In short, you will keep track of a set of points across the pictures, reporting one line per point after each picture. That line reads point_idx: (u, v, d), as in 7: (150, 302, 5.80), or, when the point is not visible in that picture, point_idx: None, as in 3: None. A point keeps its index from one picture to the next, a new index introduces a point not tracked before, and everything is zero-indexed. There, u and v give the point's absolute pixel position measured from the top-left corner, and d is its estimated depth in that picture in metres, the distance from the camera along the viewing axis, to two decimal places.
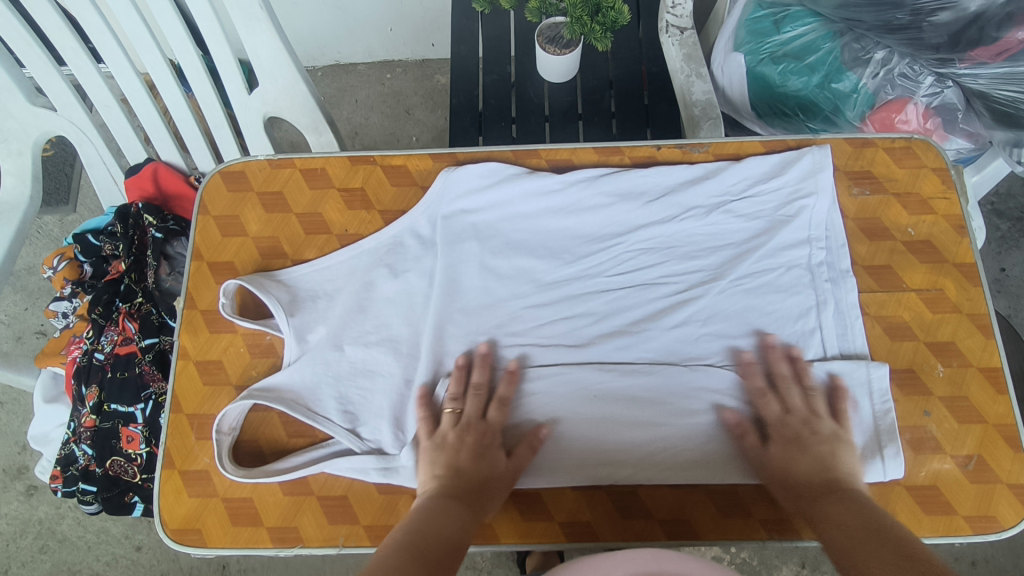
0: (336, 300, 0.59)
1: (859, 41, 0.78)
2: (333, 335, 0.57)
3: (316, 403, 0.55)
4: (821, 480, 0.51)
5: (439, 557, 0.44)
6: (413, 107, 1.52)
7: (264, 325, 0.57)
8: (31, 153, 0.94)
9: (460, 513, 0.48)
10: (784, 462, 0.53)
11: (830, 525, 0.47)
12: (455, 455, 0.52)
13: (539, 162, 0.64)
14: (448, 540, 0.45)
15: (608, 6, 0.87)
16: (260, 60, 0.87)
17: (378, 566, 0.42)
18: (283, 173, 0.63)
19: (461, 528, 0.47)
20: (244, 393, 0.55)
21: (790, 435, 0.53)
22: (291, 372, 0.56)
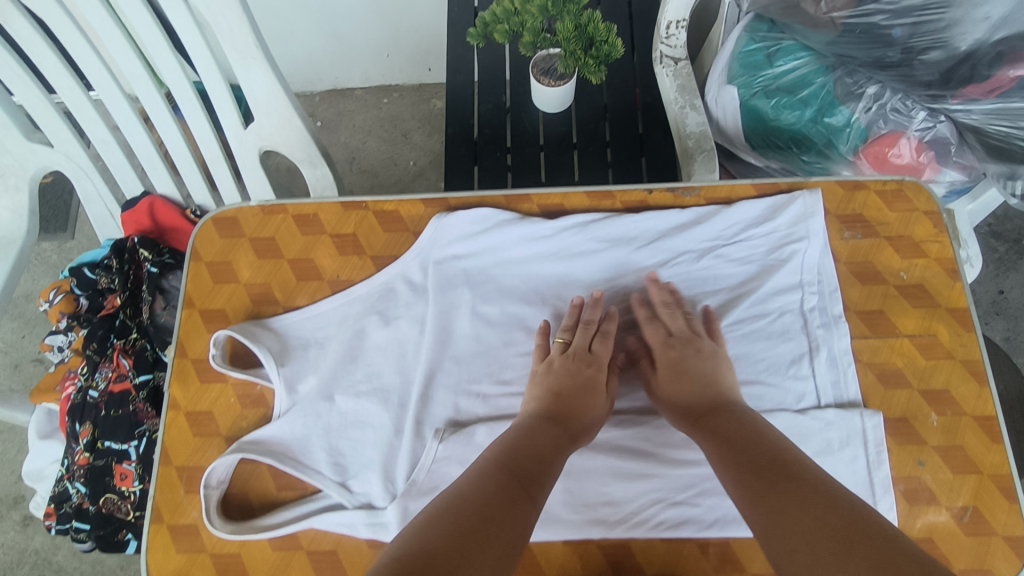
0: (325, 349, 0.60)
1: (851, 75, 0.78)
2: (323, 386, 0.58)
3: (306, 455, 0.56)
4: (707, 400, 0.55)
5: (536, 478, 0.47)
6: (409, 131, 1.53)
7: (253, 375, 0.58)
8: (27, 189, 0.94)
9: (558, 437, 0.51)
10: (670, 386, 0.57)
11: (714, 440, 0.51)
12: (558, 380, 0.56)
13: (529, 208, 0.64)
14: (542, 462, 0.49)
15: (602, 39, 0.87)
16: (254, 95, 0.88)
17: (481, 483, 0.45)
18: (275, 218, 0.63)
19: (555, 453, 0.50)
20: (233, 447, 0.55)
21: (676, 355, 0.58)
22: (282, 423, 0.56)
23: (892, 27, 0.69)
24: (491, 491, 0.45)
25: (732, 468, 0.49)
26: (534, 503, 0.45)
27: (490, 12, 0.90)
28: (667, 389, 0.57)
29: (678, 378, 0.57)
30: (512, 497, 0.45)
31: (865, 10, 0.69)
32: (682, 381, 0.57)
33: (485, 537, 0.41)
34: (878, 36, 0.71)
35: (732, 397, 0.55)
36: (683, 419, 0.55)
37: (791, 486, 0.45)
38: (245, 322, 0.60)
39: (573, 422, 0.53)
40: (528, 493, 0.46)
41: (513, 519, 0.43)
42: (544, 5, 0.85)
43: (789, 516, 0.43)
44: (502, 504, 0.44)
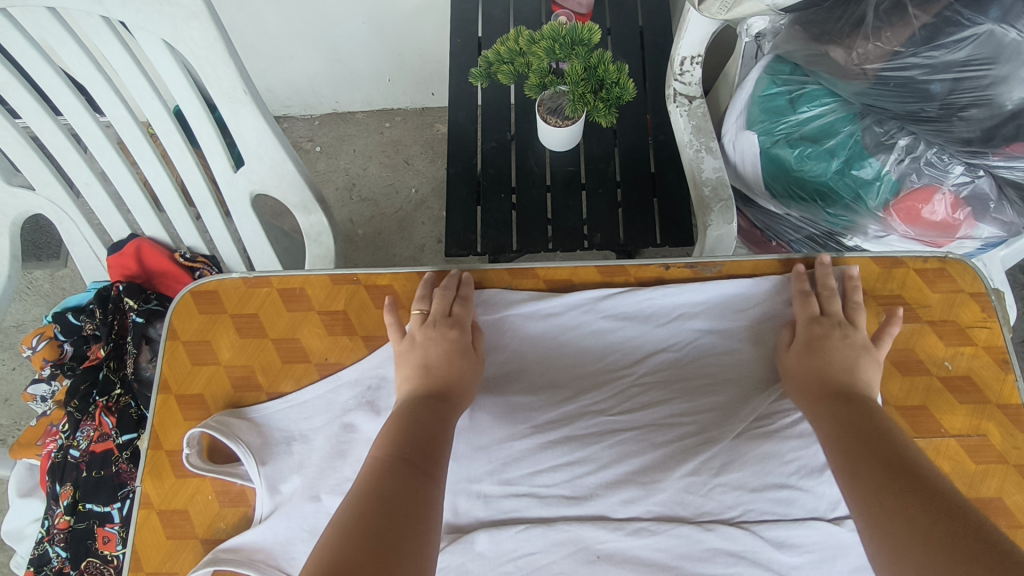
0: (312, 440, 0.54)
1: (881, 124, 0.73)
2: (309, 485, 0.52)
3: (290, 564, 0.50)
4: (840, 382, 0.53)
5: (428, 456, 0.47)
6: (412, 157, 1.48)
7: (231, 474, 0.52)
8: (9, 233, 0.91)
9: (438, 410, 0.50)
10: (808, 359, 0.55)
11: (833, 424, 0.50)
12: (427, 348, 0.54)
13: (536, 284, 0.62)
14: (432, 438, 0.48)
15: (611, 81, 0.82)
16: (245, 139, 0.83)
17: (377, 476, 0.44)
18: (258, 293, 0.58)
19: (443, 425, 0.49)
20: (209, 559, 0.50)
21: (820, 336, 0.56)
22: (263, 529, 0.51)
23: (930, 81, 0.63)
24: (389, 487, 0.43)
25: (853, 452, 0.47)
26: (435, 481, 0.45)
27: (494, 51, 0.85)
28: (801, 368, 0.55)
29: (817, 354, 0.55)
30: (413, 487, 0.44)
31: (902, 63, 0.64)
32: (835, 352, 0.54)
33: (397, 536, 0.40)
34: (916, 91, 0.65)
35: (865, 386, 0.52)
36: (813, 390, 0.53)
37: (905, 481, 0.43)
38: (224, 411, 0.54)
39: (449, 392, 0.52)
40: (426, 472, 0.46)
41: (419, 505, 0.43)
42: (552, 47, 0.81)
43: (883, 507, 0.42)
44: (406, 496, 0.43)
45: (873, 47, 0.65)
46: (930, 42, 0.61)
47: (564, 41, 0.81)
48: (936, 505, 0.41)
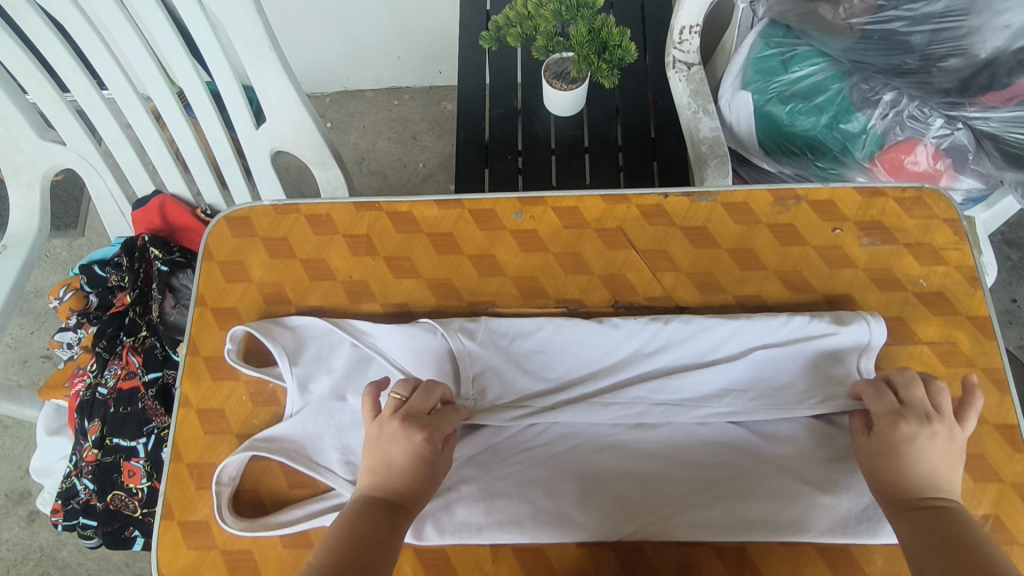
0: (341, 347, 0.58)
1: (867, 82, 0.78)
2: (335, 386, 0.57)
3: (318, 454, 0.54)
4: (914, 487, 0.46)
5: (361, 566, 0.41)
6: (420, 133, 1.53)
7: (266, 373, 0.56)
8: (40, 186, 0.95)
9: (387, 523, 0.44)
10: (887, 460, 0.48)
11: (915, 540, 0.42)
12: (385, 443, 0.48)
13: (542, 212, 0.61)
14: (373, 556, 0.42)
15: (614, 44, 0.87)
16: (267, 95, 0.87)
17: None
18: (288, 219, 0.63)
19: (383, 534, 0.44)
20: (245, 445, 0.54)
21: (901, 433, 0.48)
22: (294, 422, 0.56)
23: (911, 33, 0.68)
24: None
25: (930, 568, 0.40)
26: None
27: (504, 16, 0.90)
28: (884, 473, 0.47)
29: (885, 459, 0.48)
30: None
31: (885, 16, 0.69)
32: (921, 452, 0.46)
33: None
34: (897, 43, 0.70)
35: (948, 491, 0.45)
36: (899, 491, 0.46)
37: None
38: (261, 320, 0.59)
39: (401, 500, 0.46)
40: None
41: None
42: (558, 9, 0.86)
43: None
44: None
45: (859, 2, 0.70)
46: None
47: (570, 5, 0.86)
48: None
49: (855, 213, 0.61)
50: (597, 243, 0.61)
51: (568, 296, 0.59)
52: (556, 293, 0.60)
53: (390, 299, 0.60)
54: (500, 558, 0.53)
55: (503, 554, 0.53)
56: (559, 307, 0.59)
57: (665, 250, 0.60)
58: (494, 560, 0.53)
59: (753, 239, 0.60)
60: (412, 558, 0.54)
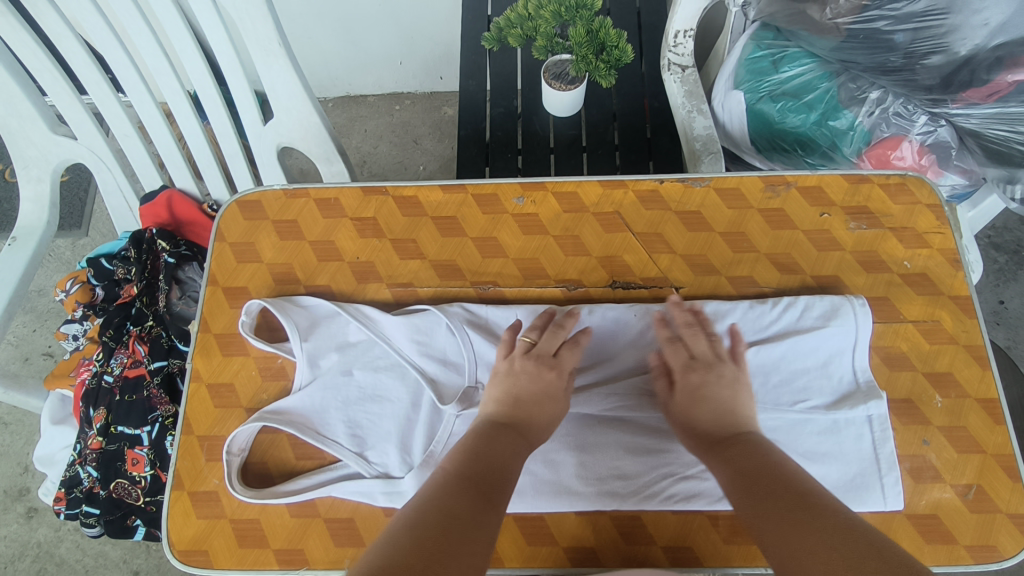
0: (350, 329, 0.60)
1: (854, 81, 0.82)
2: (344, 361, 0.59)
3: (325, 426, 0.56)
4: (725, 425, 0.50)
5: (495, 483, 0.44)
6: (420, 137, 1.56)
7: (277, 348, 0.58)
8: (49, 180, 0.97)
9: (513, 444, 0.47)
10: (691, 408, 0.52)
11: (729, 470, 0.46)
12: (519, 379, 0.52)
13: (543, 197, 0.64)
14: (499, 467, 0.45)
15: (612, 45, 0.90)
16: (275, 91, 0.90)
17: (439, 488, 0.42)
18: (297, 203, 0.65)
19: (513, 458, 0.47)
20: (255, 416, 0.56)
21: (697, 382, 0.52)
22: (302, 396, 0.57)
23: (895, 32, 0.71)
24: (451, 499, 0.41)
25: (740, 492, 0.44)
26: (497, 505, 0.42)
27: (505, 17, 0.94)
28: (694, 419, 0.51)
29: (691, 404, 0.52)
30: (475, 502, 0.42)
31: (869, 16, 0.72)
32: (745, 397, 0.51)
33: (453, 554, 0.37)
34: (881, 41, 0.73)
35: (740, 424, 0.49)
36: (715, 429, 0.50)
37: (806, 512, 0.40)
38: (274, 297, 0.61)
39: (525, 421, 0.50)
40: (489, 492, 0.43)
41: (482, 527, 0.40)
42: (558, 11, 0.89)
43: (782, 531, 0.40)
44: (466, 517, 0.40)
45: (844, 2, 0.74)
46: None
47: (569, 6, 0.89)
48: (867, 547, 0.37)
49: (841, 198, 0.63)
50: (595, 227, 0.63)
51: (568, 277, 0.61)
52: (555, 273, 0.62)
53: (395, 279, 0.62)
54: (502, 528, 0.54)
55: (505, 524, 0.54)
56: (558, 287, 0.61)
57: (661, 233, 0.62)
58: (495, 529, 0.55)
59: (744, 223, 0.62)
60: None
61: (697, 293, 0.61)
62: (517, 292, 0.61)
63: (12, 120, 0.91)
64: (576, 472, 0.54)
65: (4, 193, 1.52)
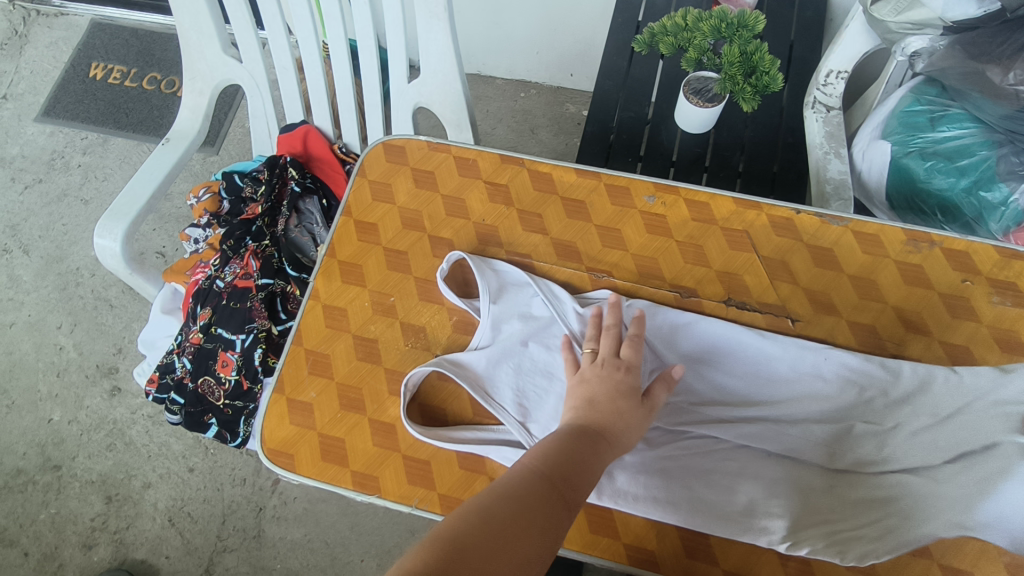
0: (534, 303, 0.61)
1: (1018, 155, 0.77)
2: (524, 331, 0.60)
3: (494, 388, 0.57)
4: None
5: (573, 490, 0.46)
6: (538, 127, 1.58)
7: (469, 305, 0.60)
8: (209, 94, 1.05)
9: (597, 453, 0.48)
10: None
11: None
12: (592, 388, 0.53)
13: (674, 201, 0.64)
14: (583, 476, 0.47)
15: (763, 70, 0.88)
16: (428, 54, 0.94)
17: (523, 482, 0.45)
18: (438, 156, 0.68)
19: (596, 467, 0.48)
20: (433, 361, 0.58)
21: None
22: (479, 354, 0.59)
23: None
24: (531, 500, 0.43)
25: None
26: (569, 514, 0.45)
27: (661, 24, 0.94)
28: None
29: None
30: (553, 511, 0.44)
31: None
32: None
33: (515, 560, 0.40)
34: None
35: None
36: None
37: None
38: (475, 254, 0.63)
39: (609, 434, 0.50)
40: (566, 502, 0.45)
41: (549, 537, 0.43)
42: (718, 26, 0.89)
43: None
44: (538, 524, 0.43)
45: None
46: None
47: (731, 24, 0.89)
48: None
49: (988, 269, 0.60)
50: (720, 241, 0.63)
51: (683, 283, 0.61)
52: (671, 278, 0.62)
53: (514, 247, 0.64)
54: None
55: None
56: (671, 291, 0.61)
57: (786, 262, 0.61)
58: None
59: (876, 270, 0.60)
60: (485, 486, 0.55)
61: (813, 330, 0.59)
62: (630, 287, 0.62)
63: (193, 34, 0.99)
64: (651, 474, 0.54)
65: (160, 102, 1.67)
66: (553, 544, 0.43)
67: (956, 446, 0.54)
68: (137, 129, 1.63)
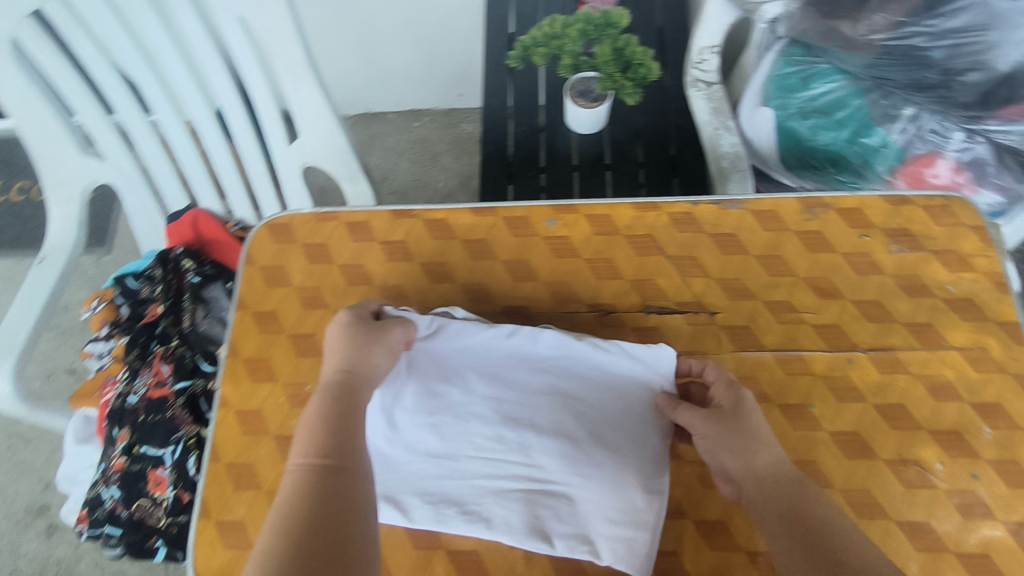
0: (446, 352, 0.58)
1: (887, 98, 0.80)
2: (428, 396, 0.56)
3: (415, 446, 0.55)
4: None
5: (344, 441, 0.47)
6: (439, 153, 1.56)
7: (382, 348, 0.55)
8: (78, 201, 0.97)
9: (350, 395, 0.51)
10: None
11: None
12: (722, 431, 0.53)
13: (576, 219, 0.63)
14: (348, 421, 0.49)
15: (638, 63, 0.90)
16: (301, 113, 0.90)
17: (305, 483, 0.44)
18: (328, 226, 0.65)
19: (349, 406, 0.50)
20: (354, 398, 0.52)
21: None
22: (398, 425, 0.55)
23: (931, 48, 0.71)
24: (312, 487, 0.44)
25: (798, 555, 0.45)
26: (353, 461, 0.47)
27: (530, 35, 0.91)
28: None
29: None
30: (337, 477, 0.45)
31: (905, 32, 0.71)
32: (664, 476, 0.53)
33: (333, 544, 0.41)
34: (917, 59, 0.73)
35: None
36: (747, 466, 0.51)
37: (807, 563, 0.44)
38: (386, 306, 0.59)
39: (366, 379, 0.53)
40: (344, 460, 0.46)
41: (345, 502, 0.44)
42: (585, 29, 0.89)
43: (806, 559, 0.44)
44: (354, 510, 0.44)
45: (881, 18, 0.72)
46: (930, 11, 0.68)
47: (596, 24, 0.89)
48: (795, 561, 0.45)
49: (888, 223, 0.61)
50: (627, 249, 0.62)
51: (603, 301, 0.61)
52: (588, 299, 0.61)
53: (427, 304, 0.62)
54: (532, 563, 0.55)
55: (538, 557, 0.55)
56: (591, 312, 0.61)
57: (694, 257, 0.61)
58: (525, 564, 0.56)
59: (781, 245, 0.61)
60: (445, 560, 0.56)
61: (734, 319, 0.59)
62: (551, 317, 0.61)
63: (44, 142, 0.92)
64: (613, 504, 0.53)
65: (34, 211, 1.55)
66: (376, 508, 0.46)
67: (891, 402, 0.55)
68: (16, 246, 1.51)
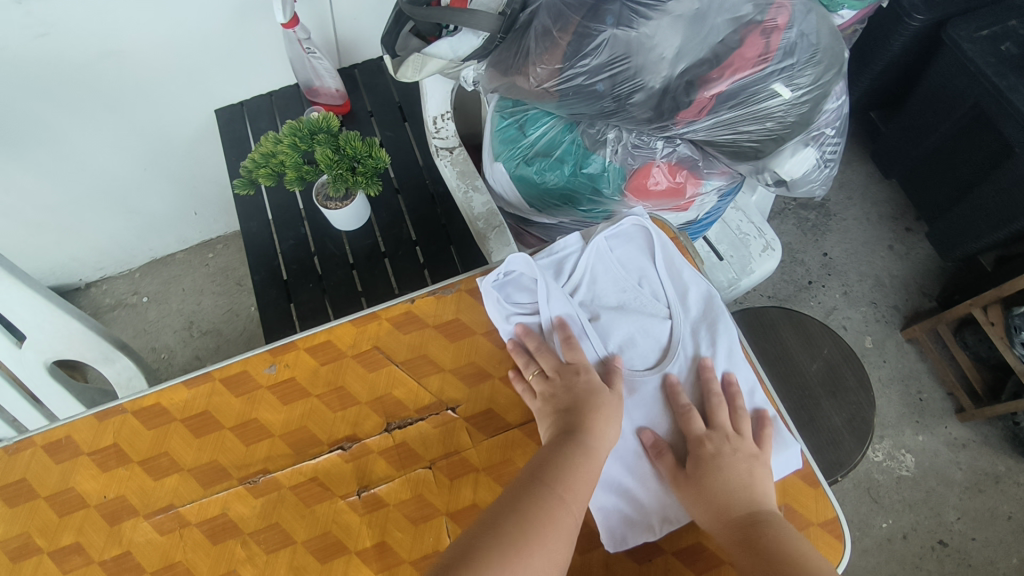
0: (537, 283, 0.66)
1: (592, 127, 0.85)
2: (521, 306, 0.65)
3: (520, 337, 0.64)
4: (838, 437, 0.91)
5: (558, 477, 0.53)
6: (243, 277, 1.50)
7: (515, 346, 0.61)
8: None
9: (575, 439, 0.55)
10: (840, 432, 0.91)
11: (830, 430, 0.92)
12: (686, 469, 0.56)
13: (295, 357, 0.64)
14: (573, 465, 0.54)
15: (364, 155, 0.89)
16: (16, 313, 0.81)
17: (520, 500, 0.52)
18: (23, 455, 0.61)
19: (576, 454, 0.54)
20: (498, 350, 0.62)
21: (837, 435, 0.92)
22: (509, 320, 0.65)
23: (595, 83, 0.75)
24: (519, 509, 0.51)
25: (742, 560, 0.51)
26: (565, 502, 0.52)
27: (250, 160, 0.89)
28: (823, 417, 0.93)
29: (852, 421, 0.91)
30: (538, 506, 0.51)
31: (568, 76, 0.75)
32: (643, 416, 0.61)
33: (516, 550, 0.48)
34: (589, 93, 0.77)
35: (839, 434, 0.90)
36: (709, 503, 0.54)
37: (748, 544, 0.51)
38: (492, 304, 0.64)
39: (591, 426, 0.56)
40: (554, 490, 0.52)
41: (542, 528, 0.50)
42: (294, 141, 0.88)
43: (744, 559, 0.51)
44: (546, 532, 0.50)
45: (542, 68, 0.77)
46: (578, 53, 0.74)
47: (303, 135, 0.89)
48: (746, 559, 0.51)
49: None
50: (357, 370, 0.64)
51: (342, 433, 0.61)
52: (327, 437, 0.61)
53: (151, 507, 0.59)
54: None
55: None
56: (333, 450, 0.61)
57: (425, 354, 0.65)
58: None
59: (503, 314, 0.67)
60: None
61: (475, 406, 0.62)
62: (291, 471, 0.60)
63: None
64: (630, 486, 0.58)
65: None
66: (568, 556, 0.50)
67: None
68: None
